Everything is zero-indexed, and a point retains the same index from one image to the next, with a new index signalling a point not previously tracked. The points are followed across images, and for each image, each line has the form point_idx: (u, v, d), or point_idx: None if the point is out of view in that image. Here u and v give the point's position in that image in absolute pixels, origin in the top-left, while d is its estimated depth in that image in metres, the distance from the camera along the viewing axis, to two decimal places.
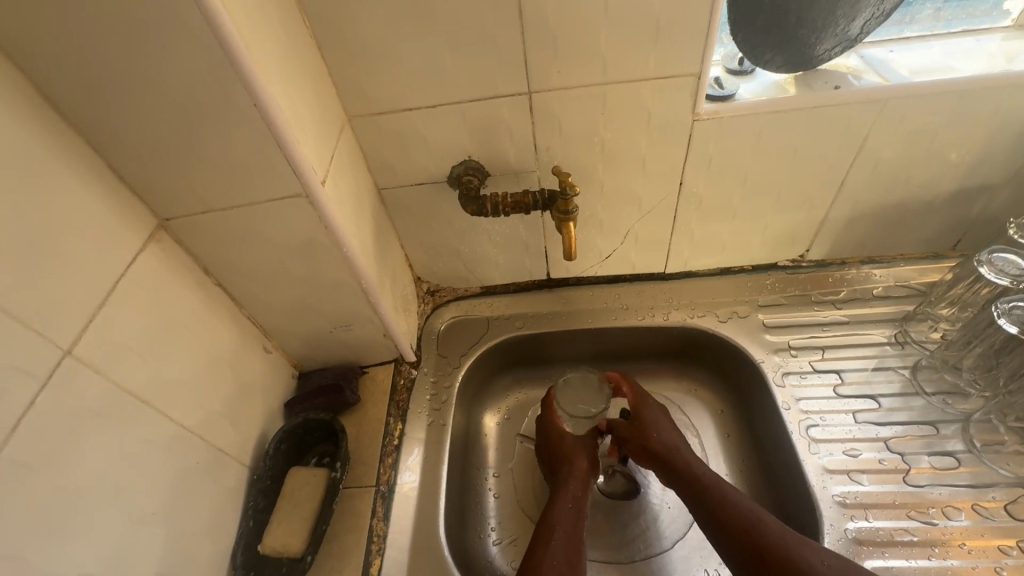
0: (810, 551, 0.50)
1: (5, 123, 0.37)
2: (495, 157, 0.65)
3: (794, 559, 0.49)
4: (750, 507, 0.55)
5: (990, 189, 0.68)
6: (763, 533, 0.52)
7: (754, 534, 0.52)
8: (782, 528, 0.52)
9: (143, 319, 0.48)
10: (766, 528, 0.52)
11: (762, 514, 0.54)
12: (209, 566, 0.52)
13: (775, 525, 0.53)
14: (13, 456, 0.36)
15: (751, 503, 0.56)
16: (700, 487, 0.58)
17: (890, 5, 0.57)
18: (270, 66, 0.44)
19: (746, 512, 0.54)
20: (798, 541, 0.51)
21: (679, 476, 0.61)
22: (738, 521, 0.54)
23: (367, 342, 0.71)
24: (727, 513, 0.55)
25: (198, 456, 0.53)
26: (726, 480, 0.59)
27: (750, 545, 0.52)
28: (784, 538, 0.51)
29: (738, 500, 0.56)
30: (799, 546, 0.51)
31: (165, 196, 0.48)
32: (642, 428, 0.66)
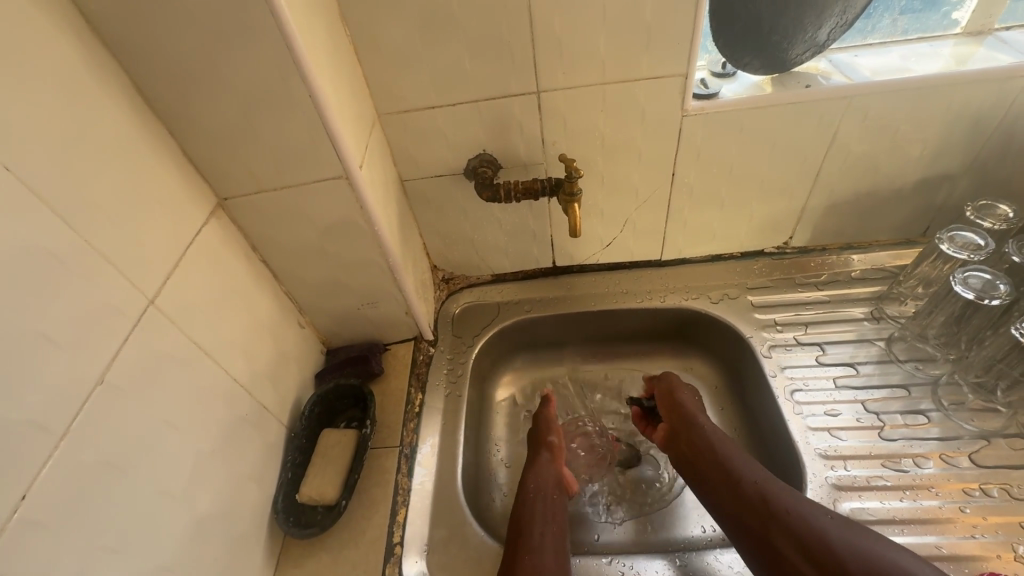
0: (812, 511, 0.55)
1: (107, 106, 0.45)
2: (507, 150, 0.73)
3: (802, 517, 0.54)
4: (761, 475, 0.59)
5: (951, 178, 0.76)
6: (773, 494, 0.57)
7: (763, 499, 0.57)
8: (788, 491, 0.57)
9: (204, 283, 0.55)
10: (773, 492, 0.57)
11: (770, 480, 0.59)
12: (256, 507, 0.59)
13: (781, 489, 0.57)
14: (113, 381, 0.42)
15: (761, 471, 0.60)
16: (715, 455, 0.64)
17: (851, 16, 0.66)
18: (322, 65, 0.52)
19: (757, 480, 0.59)
20: (803, 503, 0.56)
21: (687, 443, 0.67)
22: (747, 484, 0.59)
23: (390, 319, 0.78)
24: (740, 480, 0.60)
25: (246, 409, 0.59)
26: (736, 449, 0.64)
27: (758, 506, 0.57)
28: (791, 501, 0.56)
29: (748, 471, 0.60)
30: (804, 508, 0.55)
31: (225, 177, 0.56)
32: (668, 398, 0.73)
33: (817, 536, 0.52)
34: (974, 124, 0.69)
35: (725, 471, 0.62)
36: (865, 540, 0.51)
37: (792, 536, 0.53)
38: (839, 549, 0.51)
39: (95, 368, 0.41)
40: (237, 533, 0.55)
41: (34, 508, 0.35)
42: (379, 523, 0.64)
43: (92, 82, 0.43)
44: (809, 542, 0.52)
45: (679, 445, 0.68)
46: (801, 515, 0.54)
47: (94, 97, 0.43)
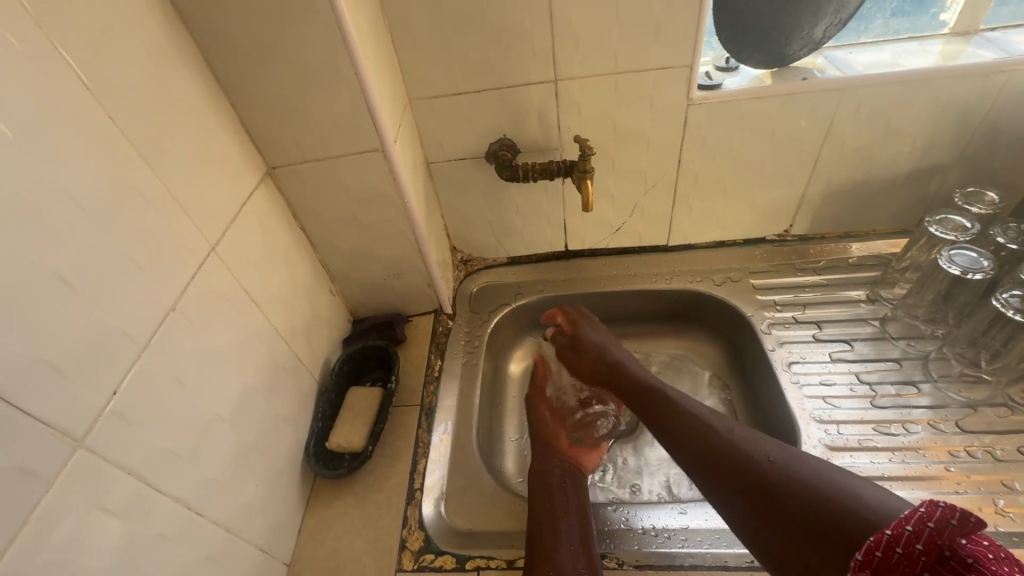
0: (753, 445, 0.53)
1: (185, 74, 0.52)
2: (526, 136, 0.79)
3: (742, 453, 0.52)
4: (711, 413, 0.59)
5: (943, 168, 0.80)
6: (712, 434, 0.56)
7: (705, 435, 0.56)
8: (729, 430, 0.56)
9: (253, 239, 0.61)
10: (721, 434, 0.56)
11: (716, 418, 0.58)
12: (291, 446, 0.65)
13: (727, 428, 0.56)
14: (182, 310, 0.48)
15: (713, 412, 0.60)
16: (655, 399, 0.63)
17: (846, 15, 0.72)
18: (366, 47, 0.58)
19: (705, 421, 0.58)
20: (751, 441, 0.54)
21: (622, 390, 0.68)
22: (688, 422, 0.58)
23: (414, 291, 0.84)
24: (684, 420, 0.58)
25: (285, 358, 0.65)
26: (675, 390, 0.64)
27: (698, 441, 0.56)
28: (735, 437, 0.55)
29: (689, 409, 0.60)
30: (748, 443, 0.54)
31: (276, 147, 0.63)
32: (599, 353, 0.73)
33: (754, 468, 0.51)
34: (962, 114, 0.74)
35: (670, 412, 0.60)
36: (808, 466, 0.50)
37: (737, 473, 0.51)
38: (781, 486, 0.48)
39: (169, 296, 0.47)
40: (274, 468, 0.61)
41: (119, 404, 0.41)
42: (401, 471, 0.69)
43: (174, 54, 0.50)
44: (748, 473, 0.51)
45: (618, 393, 0.68)
46: (744, 452, 0.53)
47: (175, 66, 0.50)
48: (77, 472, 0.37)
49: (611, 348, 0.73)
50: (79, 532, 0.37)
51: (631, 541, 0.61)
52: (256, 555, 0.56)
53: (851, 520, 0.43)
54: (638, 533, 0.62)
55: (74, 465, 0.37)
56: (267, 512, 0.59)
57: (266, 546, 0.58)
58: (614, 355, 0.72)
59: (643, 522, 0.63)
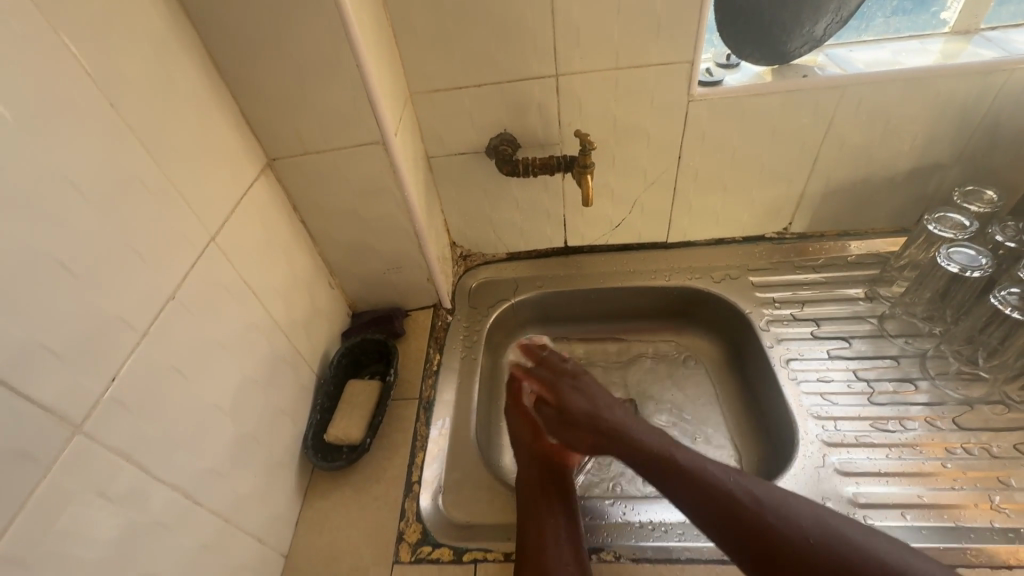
0: (786, 518, 0.50)
1: (186, 63, 0.52)
2: (527, 131, 0.79)
3: (778, 534, 0.49)
4: (732, 480, 0.53)
5: (942, 167, 0.81)
6: (737, 509, 0.51)
7: (730, 513, 0.51)
8: (755, 500, 0.52)
9: (253, 232, 0.61)
10: (746, 505, 0.51)
11: (736, 484, 0.53)
12: (290, 438, 0.65)
13: (751, 496, 0.52)
14: (181, 299, 0.48)
15: (731, 475, 0.54)
16: (667, 470, 0.56)
17: (847, 13, 0.72)
18: (367, 39, 0.58)
19: (727, 490, 0.53)
20: (783, 512, 0.50)
21: (624, 455, 0.60)
22: (707, 494, 0.53)
23: (413, 285, 0.84)
24: (705, 495, 0.53)
25: (284, 350, 0.65)
26: (683, 451, 0.57)
27: (722, 517, 0.51)
28: (767, 515, 0.50)
29: (703, 477, 0.54)
30: (783, 518, 0.50)
31: (276, 138, 0.63)
32: (592, 412, 0.65)
33: (795, 552, 0.48)
34: (962, 114, 0.74)
35: (684, 484, 0.54)
36: (853, 543, 0.48)
37: (777, 554, 0.48)
38: (830, 573, 0.46)
39: (168, 285, 0.47)
40: (272, 459, 0.61)
41: (119, 391, 0.41)
42: (399, 464, 0.69)
43: (175, 42, 0.50)
44: (797, 561, 0.48)
45: (619, 457, 0.61)
46: (780, 531, 0.49)
47: (177, 55, 0.50)
48: (76, 457, 0.37)
49: (603, 407, 0.65)
50: (76, 517, 0.37)
51: (628, 534, 0.61)
52: (254, 545, 0.56)
53: None
54: (636, 526, 0.62)
55: (72, 450, 0.37)
56: (266, 502, 0.59)
57: (263, 537, 0.58)
58: (606, 415, 0.64)
59: (640, 516, 0.64)
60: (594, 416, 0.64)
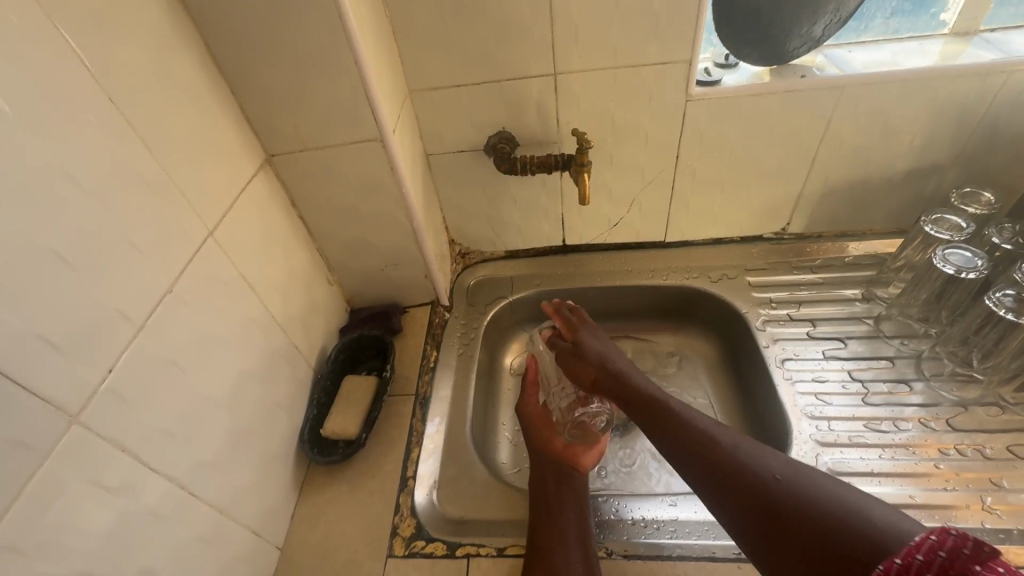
0: (760, 459, 0.50)
1: (186, 60, 0.52)
2: (525, 130, 0.79)
3: (748, 469, 0.49)
4: (715, 426, 0.55)
5: (940, 168, 0.81)
6: (715, 446, 0.52)
7: (707, 449, 0.52)
8: (734, 443, 0.52)
9: (251, 226, 0.61)
10: (723, 445, 0.52)
11: (717, 430, 0.54)
12: (286, 432, 0.65)
13: (728, 440, 0.53)
14: (179, 293, 0.49)
15: (717, 424, 0.55)
16: (659, 413, 0.58)
17: (846, 13, 0.71)
18: (366, 37, 0.59)
19: (708, 432, 0.54)
20: (758, 455, 0.51)
21: (622, 396, 0.63)
22: (691, 433, 0.54)
23: (411, 282, 0.84)
24: (684, 434, 0.54)
25: (282, 345, 0.66)
26: (679, 401, 0.59)
27: (700, 453, 0.52)
28: (739, 454, 0.51)
29: (689, 419, 0.56)
30: (754, 459, 0.50)
31: (275, 135, 0.64)
32: (597, 357, 0.68)
33: (760, 486, 0.48)
34: (960, 115, 0.74)
35: (671, 422, 0.56)
36: (821, 487, 0.46)
37: (743, 488, 0.48)
38: (789, 508, 0.45)
39: (166, 279, 0.48)
40: (268, 452, 0.61)
41: (116, 383, 0.42)
42: (394, 459, 0.69)
43: (175, 39, 0.51)
44: (759, 496, 0.47)
45: (616, 400, 0.64)
46: (750, 468, 0.49)
47: (177, 52, 0.51)
48: (73, 447, 0.38)
49: (611, 352, 0.68)
50: (73, 505, 0.38)
51: (621, 532, 0.62)
52: (248, 537, 0.57)
53: (864, 544, 0.40)
54: (628, 524, 0.63)
55: (70, 440, 0.38)
56: (261, 496, 0.59)
57: (258, 529, 0.58)
58: (613, 359, 0.67)
59: (633, 514, 0.64)
60: (602, 359, 0.67)
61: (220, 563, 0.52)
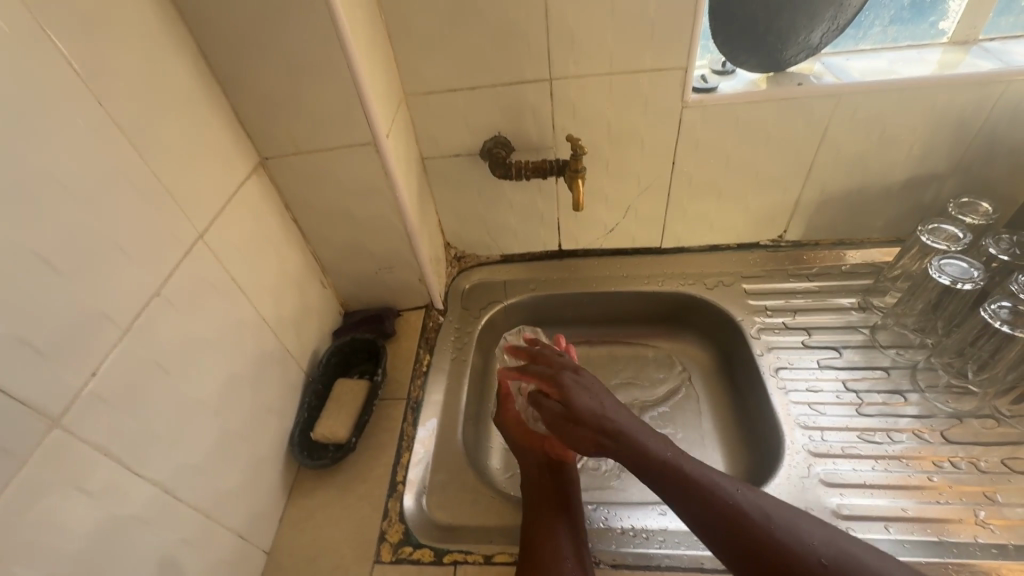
0: (797, 536, 0.48)
1: (179, 63, 0.52)
2: (521, 135, 0.79)
3: (786, 551, 0.47)
4: (739, 493, 0.50)
5: (939, 177, 0.80)
6: (746, 523, 0.48)
7: (739, 530, 0.48)
8: (763, 516, 0.49)
9: (243, 229, 0.61)
10: (754, 520, 0.49)
11: (748, 503, 0.50)
12: (276, 435, 0.65)
13: (764, 517, 0.49)
14: (166, 296, 0.49)
15: (742, 489, 0.51)
16: (679, 487, 0.51)
17: (843, 21, 0.71)
18: (360, 41, 0.59)
19: (733, 504, 0.50)
20: (792, 529, 0.48)
21: (631, 464, 0.54)
22: (715, 507, 0.50)
23: (405, 286, 0.84)
24: (716, 511, 0.49)
25: (273, 348, 0.66)
26: (693, 462, 0.53)
27: (729, 530, 0.49)
28: (780, 533, 0.48)
29: (714, 492, 0.50)
30: (796, 539, 0.47)
31: (269, 138, 0.64)
32: (597, 421, 0.56)
33: (805, 572, 0.46)
34: (958, 125, 0.74)
35: (690, 494, 0.51)
36: (869, 568, 0.45)
37: (784, 572, 0.46)
38: None
39: (154, 282, 0.48)
40: (256, 456, 0.61)
41: (100, 386, 0.42)
42: (384, 463, 0.69)
43: (168, 43, 0.51)
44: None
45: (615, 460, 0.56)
46: (790, 551, 0.47)
47: (170, 55, 0.51)
48: (54, 450, 0.38)
49: (611, 409, 0.57)
50: (53, 509, 0.38)
51: (610, 540, 0.61)
52: (235, 541, 0.56)
53: None
54: (616, 532, 0.62)
55: (50, 443, 0.38)
56: (249, 499, 0.59)
57: (245, 532, 0.58)
58: (614, 419, 0.56)
59: (622, 522, 0.63)
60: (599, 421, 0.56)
61: (204, 567, 0.52)
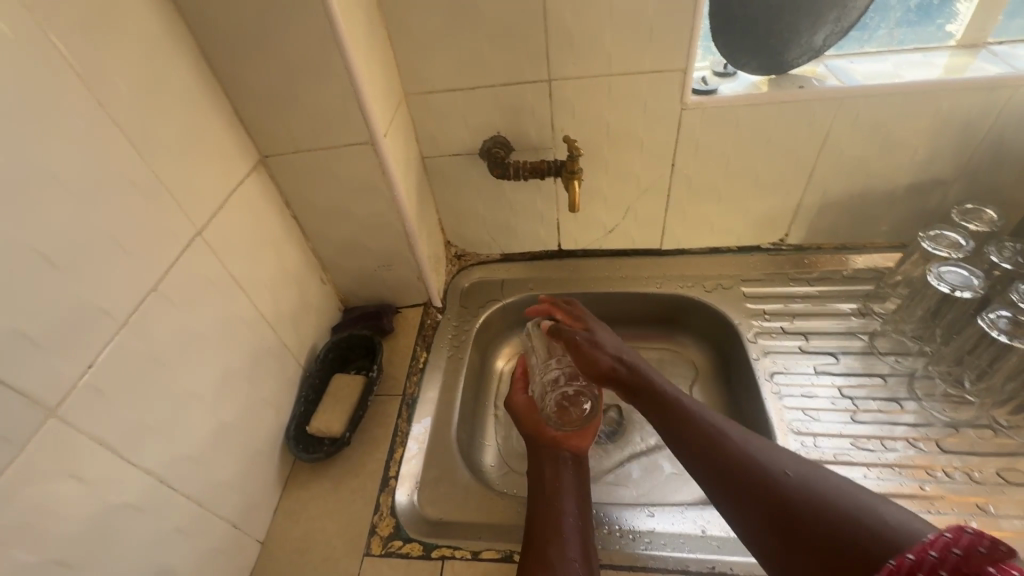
0: (769, 457, 0.51)
1: (179, 64, 0.53)
2: (519, 135, 0.80)
3: (756, 467, 0.50)
4: (722, 422, 0.55)
5: (944, 183, 0.79)
6: (723, 442, 0.52)
7: (716, 446, 0.52)
8: (743, 441, 0.53)
9: (242, 225, 0.63)
10: (730, 440, 0.53)
11: (727, 428, 0.54)
12: (272, 428, 0.67)
13: (740, 439, 0.53)
14: (164, 292, 0.50)
15: (723, 420, 0.56)
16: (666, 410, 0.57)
17: (847, 24, 0.70)
18: (358, 42, 0.59)
19: (714, 427, 0.54)
20: (768, 454, 0.51)
21: (642, 394, 0.59)
22: (698, 429, 0.54)
23: (403, 283, 0.85)
24: (694, 431, 0.54)
25: (270, 343, 0.67)
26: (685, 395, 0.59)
27: (705, 447, 0.53)
28: (751, 452, 0.51)
29: (701, 416, 0.56)
30: (767, 458, 0.51)
31: (269, 136, 0.65)
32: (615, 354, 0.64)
33: (770, 481, 0.48)
34: (964, 130, 0.72)
35: (675, 415, 0.57)
36: (829, 484, 0.47)
37: (749, 483, 0.49)
38: (797, 502, 0.46)
39: (152, 278, 0.49)
40: (252, 448, 0.63)
41: (96, 378, 0.43)
42: (377, 458, 0.70)
43: (169, 45, 0.52)
44: (766, 488, 0.48)
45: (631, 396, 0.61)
46: (760, 465, 0.50)
47: (170, 56, 0.52)
48: (49, 440, 0.39)
49: (629, 351, 0.65)
50: (48, 496, 0.39)
51: (597, 539, 0.62)
52: (228, 530, 0.58)
53: (868, 538, 0.41)
54: (604, 533, 0.63)
55: (45, 433, 0.39)
56: (243, 490, 0.61)
57: (238, 523, 0.60)
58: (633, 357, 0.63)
59: (611, 522, 0.64)
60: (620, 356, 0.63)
61: (197, 555, 0.53)
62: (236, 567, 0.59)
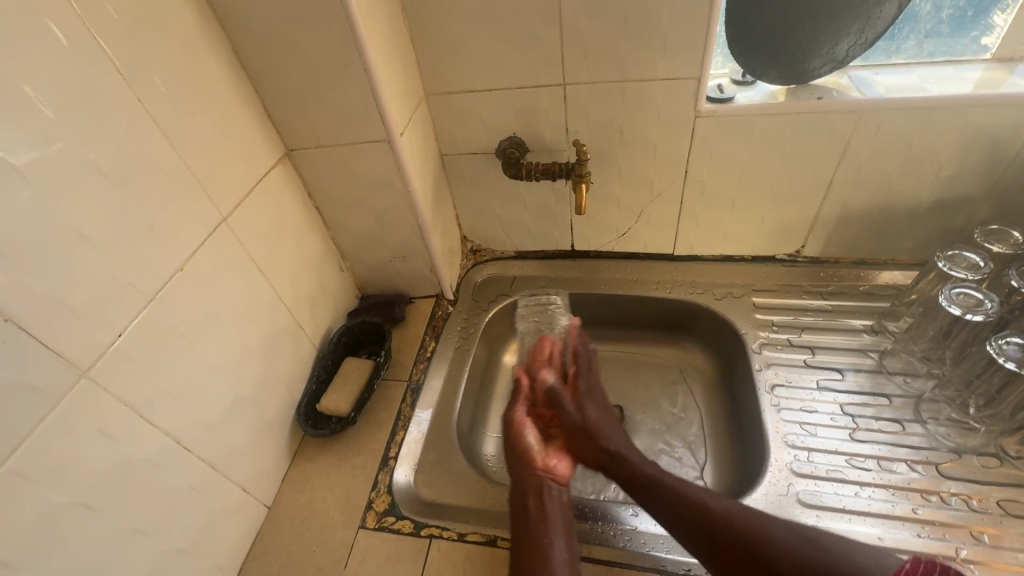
0: (757, 524, 0.53)
1: (212, 63, 0.58)
2: (534, 137, 0.82)
3: (744, 534, 0.52)
4: (703, 492, 0.57)
5: (972, 202, 0.76)
6: (710, 513, 0.55)
7: (704, 519, 0.55)
8: (727, 509, 0.55)
9: (266, 214, 0.67)
10: (713, 508, 0.55)
11: (710, 499, 0.56)
12: (284, 403, 0.72)
13: (725, 509, 0.55)
14: (189, 271, 0.55)
15: (698, 488, 0.58)
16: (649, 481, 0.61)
17: (872, 35, 0.68)
18: (378, 45, 0.63)
19: (695, 497, 0.57)
20: (752, 519, 0.53)
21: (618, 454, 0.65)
22: (686, 503, 0.57)
23: (417, 275, 0.89)
24: (681, 503, 0.57)
25: (287, 324, 0.72)
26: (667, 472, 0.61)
27: (696, 520, 0.55)
28: (736, 518, 0.53)
29: (685, 487, 0.58)
30: (753, 524, 0.53)
31: (295, 132, 0.69)
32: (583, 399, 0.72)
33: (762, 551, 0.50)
34: (993, 149, 0.70)
35: (661, 489, 0.59)
36: (818, 549, 0.49)
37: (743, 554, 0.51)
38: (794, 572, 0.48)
39: (178, 258, 0.54)
40: (265, 419, 0.68)
41: (123, 345, 0.48)
42: (380, 439, 0.74)
43: (204, 45, 0.57)
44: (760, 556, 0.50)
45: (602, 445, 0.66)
46: (747, 534, 0.52)
47: (205, 57, 0.57)
48: (81, 397, 0.45)
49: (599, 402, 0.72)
50: (76, 447, 0.45)
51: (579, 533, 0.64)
52: (238, 493, 0.63)
53: None
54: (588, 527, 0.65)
55: (77, 390, 0.44)
56: (254, 457, 0.66)
57: (248, 486, 0.65)
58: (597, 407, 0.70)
59: (595, 517, 0.66)
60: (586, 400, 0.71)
61: (207, 512, 0.59)
62: (244, 527, 0.65)
